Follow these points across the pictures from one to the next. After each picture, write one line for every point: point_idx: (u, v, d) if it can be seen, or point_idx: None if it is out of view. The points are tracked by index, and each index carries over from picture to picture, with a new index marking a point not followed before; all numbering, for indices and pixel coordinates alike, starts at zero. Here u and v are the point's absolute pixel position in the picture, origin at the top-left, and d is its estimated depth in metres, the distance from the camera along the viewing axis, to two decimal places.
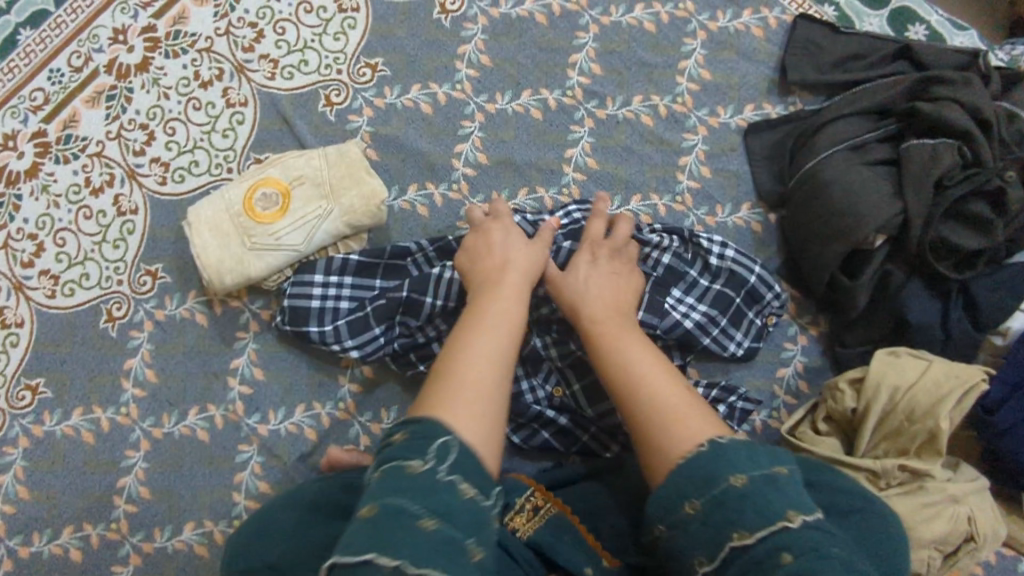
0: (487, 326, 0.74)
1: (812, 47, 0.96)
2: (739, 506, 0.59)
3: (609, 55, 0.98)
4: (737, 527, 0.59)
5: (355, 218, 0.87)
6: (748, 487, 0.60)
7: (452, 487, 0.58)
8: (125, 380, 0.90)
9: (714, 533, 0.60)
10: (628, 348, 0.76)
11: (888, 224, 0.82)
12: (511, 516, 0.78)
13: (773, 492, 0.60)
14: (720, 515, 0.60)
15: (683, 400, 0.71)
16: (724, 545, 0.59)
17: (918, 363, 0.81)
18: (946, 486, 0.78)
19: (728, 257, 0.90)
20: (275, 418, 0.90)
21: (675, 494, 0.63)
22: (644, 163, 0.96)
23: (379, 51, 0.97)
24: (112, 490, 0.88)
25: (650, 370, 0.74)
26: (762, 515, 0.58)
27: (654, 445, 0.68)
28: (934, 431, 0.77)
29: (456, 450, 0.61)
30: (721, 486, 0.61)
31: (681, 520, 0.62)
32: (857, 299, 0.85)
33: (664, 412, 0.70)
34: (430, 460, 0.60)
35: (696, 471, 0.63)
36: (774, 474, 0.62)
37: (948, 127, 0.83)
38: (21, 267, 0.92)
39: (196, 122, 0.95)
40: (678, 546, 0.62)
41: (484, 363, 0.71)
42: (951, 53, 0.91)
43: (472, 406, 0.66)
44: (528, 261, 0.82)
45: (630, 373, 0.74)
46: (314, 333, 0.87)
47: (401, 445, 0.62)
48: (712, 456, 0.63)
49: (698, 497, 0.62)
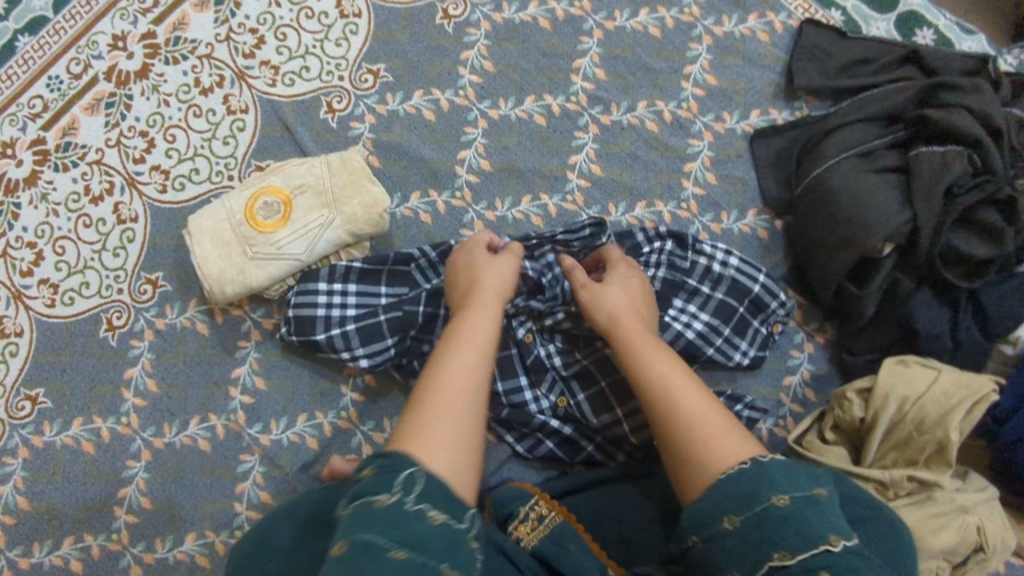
0: (461, 348, 0.72)
1: (819, 53, 0.95)
2: (780, 526, 0.58)
3: (614, 61, 0.97)
4: (778, 548, 0.58)
5: (357, 227, 0.86)
6: (790, 508, 0.59)
7: (423, 517, 0.56)
8: (126, 389, 0.89)
9: (752, 551, 0.59)
10: (655, 362, 0.75)
11: (897, 232, 0.81)
12: (516, 525, 0.79)
13: (816, 516, 0.59)
14: (759, 534, 0.59)
15: (716, 416, 0.70)
16: (763, 563, 0.58)
17: (927, 372, 0.80)
18: (956, 497, 0.77)
19: (729, 266, 0.89)
20: (277, 428, 0.89)
21: (713, 508, 0.62)
22: (648, 169, 0.96)
23: (382, 57, 0.96)
24: (112, 500, 0.87)
25: (681, 385, 0.73)
26: (806, 539, 0.57)
27: (693, 466, 0.67)
28: (943, 441, 0.76)
29: (425, 480, 0.59)
30: (763, 505, 0.60)
31: (716, 533, 0.61)
32: (865, 307, 0.84)
33: (704, 428, 0.69)
34: (397, 492, 0.57)
35: (738, 487, 0.62)
36: (815, 495, 0.61)
37: (957, 133, 0.81)
38: (19, 275, 0.91)
39: (197, 130, 0.94)
40: (713, 559, 0.61)
41: (459, 387, 0.69)
42: (959, 59, 0.90)
43: (444, 435, 0.64)
44: (501, 279, 0.80)
45: (659, 390, 0.73)
46: (323, 340, 0.85)
47: (369, 480, 0.59)
48: (754, 475, 0.62)
49: (739, 513, 0.61)
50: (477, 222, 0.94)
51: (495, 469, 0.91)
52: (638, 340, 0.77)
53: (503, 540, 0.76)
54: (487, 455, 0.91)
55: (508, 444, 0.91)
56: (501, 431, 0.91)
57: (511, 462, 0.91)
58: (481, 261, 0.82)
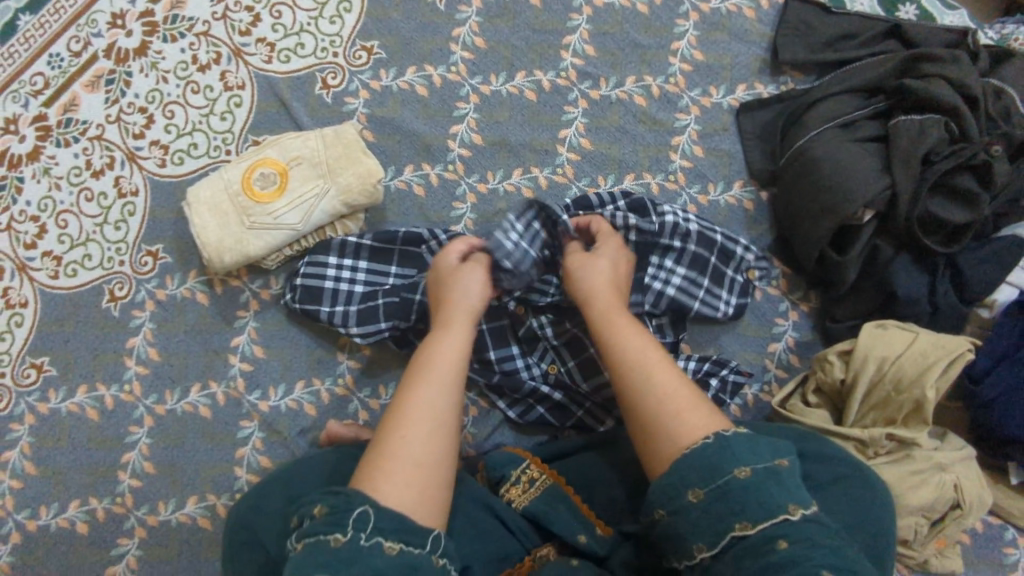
0: (429, 374, 0.72)
1: (803, 27, 0.97)
2: (743, 497, 0.58)
3: (603, 37, 0.99)
4: (740, 518, 0.58)
5: (351, 197, 0.89)
6: (753, 479, 0.59)
7: (379, 550, 0.58)
8: (128, 358, 0.92)
9: (716, 522, 0.59)
10: (626, 339, 0.75)
11: (877, 199, 0.83)
12: (507, 488, 0.81)
13: (775, 485, 0.59)
14: (722, 504, 0.59)
15: (685, 392, 0.70)
16: (726, 534, 0.58)
17: (905, 334, 0.82)
18: (933, 455, 0.79)
19: (693, 222, 0.90)
20: (275, 394, 0.91)
21: (677, 480, 0.62)
22: (637, 143, 0.98)
23: (375, 34, 0.98)
24: (116, 465, 0.90)
25: (652, 364, 0.73)
26: (767, 510, 0.58)
27: (658, 441, 0.67)
28: (920, 400, 0.79)
29: (382, 516, 0.60)
30: (726, 477, 0.60)
31: (680, 505, 0.61)
32: (846, 273, 0.86)
33: (674, 404, 0.68)
34: (351, 531, 0.58)
35: (703, 458, 0.62)
36: (775, 466, 0.61)
37: (935, 103, 0.84)
38: (23, 248, 0.94)
39: (195, 105, 0.96)
40: (678, 529, 0.61)
41: (423, 414, 0.69)
42: (940, 32, 0.92)
43: (408, 467, 0.65)
44: (469, 293, 0.79)
45: (629, 367, 0.73)
46: (326, 313, 0.89)
47: (321, 519, 0.59)
48: (717, 446, 0.62)
49: (703, 485, 0.60)
50: (469, 195, 0.96)
51: (487, 434, 0.93)
52: (609, 319, 0.78)
53: (495, 502, 0.79)
54: (480, 420, 0.94)
55: (501, 410, 0.93)
56: (493, 397, 0.93)
57: (503, 428, 0.94)
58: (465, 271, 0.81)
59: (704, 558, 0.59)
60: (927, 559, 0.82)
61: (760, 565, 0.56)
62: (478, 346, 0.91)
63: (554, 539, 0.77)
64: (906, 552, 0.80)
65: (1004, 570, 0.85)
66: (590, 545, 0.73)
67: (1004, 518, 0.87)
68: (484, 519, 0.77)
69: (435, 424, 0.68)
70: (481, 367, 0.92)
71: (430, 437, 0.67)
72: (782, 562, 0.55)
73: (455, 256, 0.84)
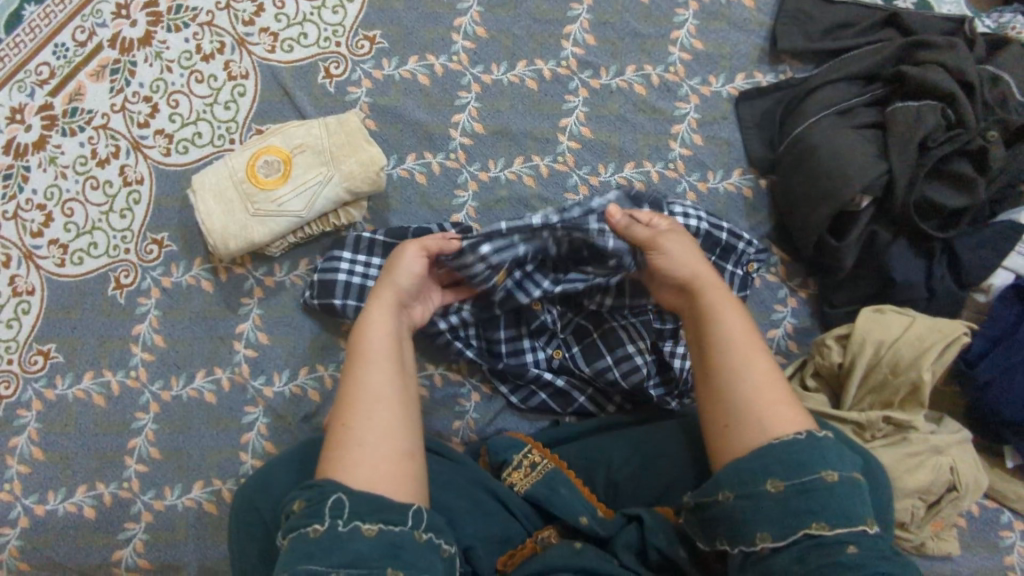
0: (365, 359, 0.71)
1: (801, 16, 0.98)
2: (825, 498, 0.57)
3: (603, 26, 1.00)
4: (817, 518, 0.57)
5: (355, 185, 0.90)
6: (838, 485, 0.58)
7: (358, 533, 0.58)
8: (134, 344, 0.93)
9: (789, 515, 0.58)
10: (726, 317, 0.71)
11: (874, 184, 0.84)
12: (510, 472, 0.82)
13: (857, 496, 0.58)
14: (800, 501, 0.58)
15: (774, 382, 0.66)
16: (799, 530, 0.57)
17: (902, 318, 0.84)
18: (930, 437, 0.80)
19: (701, 224, 0.91)
20: (279, 380, 0.92)
21: (757, 467, 0.60)
22: (637, 131, 0.99)
23: (377, 23, 0.99)
24: (123, 450, 0.91)
25: (746, 347, 0.69)
26: (845, 517, 0.57)
27: (738, 429, 0.64)
28: (917, 381, 0.80)
29: (352, 500, 0.60)
30: (811, 475, 0.58)
31: (753, 492, 0.59)
32: (843, 258, 0.87)
33: (770, 393, 0.65)
34: (328, 519, 0.59)
35: (791, 452, 0.60)
36: (857, 479, 0.60)
37: (932, 89, 0.85)
38: (30, 236, 0.95)
39: (199, 95, 0.97)
40: (742, 514, 0.59)
41: (374, 399, 0.68)
42: (937, 20, 0.93)
43: (365, 451, 0.65)
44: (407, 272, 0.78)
45: (723, 349, 0.69)
46: (338, 305, 0.89)
47: (301, 513, 0.60)
48: (807, 443, 0.60)
49: (785, 478, 0.59)
50: (471, 183, 0.97)
51: (489, 419, 0.94)
52: (710, 295, 0.74)
53: (498, 487, 0.80)
54: (482, 405, 0.95)
55: (502, 395, 0.94)
56: (495, 382, 0.94)
57: (505, 413, 0.95)
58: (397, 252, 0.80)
59: (764, 548, 0.58)
60: (924, 543, 0.81)
61: (829, 560, 0.56)
62: (488, 328, 0.93)
63: (556, 523, 0.78)
64: (903, 534, 0.80)
65: (1000, 553, 0.84)
66: (591, 526, 0.73)
67: (1000, 501, 0.87)
68: (486, 502, 0.78)
69: (384, 404, 0.68)
70: (488, 352, 0.93)
71: (379, 417, 0.67)
72: (850, 564, 0.55)
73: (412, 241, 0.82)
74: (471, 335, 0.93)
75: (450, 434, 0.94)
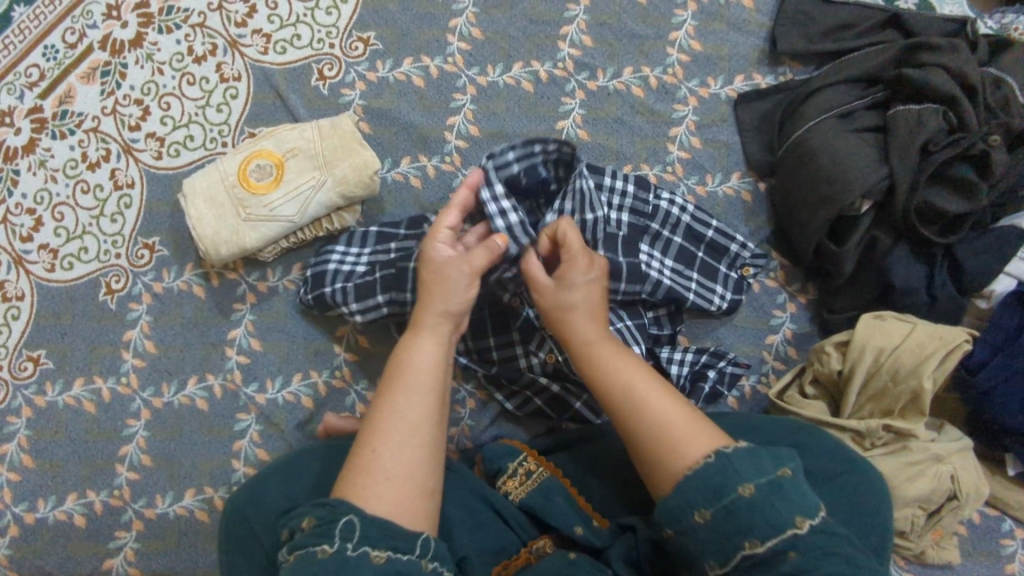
0: (403, 379, 0.70)
1: (801, 17, 0.97)
2: (749, 516, 0.56)
3: (601, 27, 0.99)
4: (748, 536, 0.56)
5: (348, 189, 0.89)
6: (758, 497, 0.56)
7: (366, 560, 0.57)
8: (125, 351, 0.92)
9: (727, 540, 0.57)
10: (612, 363, 0.72)
11: (874, 189, 0.83)
12: (505, 480, 0.80)
13: (779, 501, 0.56)
14: (729, 525, 0.57)
15: (677, 407, 0.67)
16: (736, 553, 0.56)
17: (902, 326, 0.82)
18: (930, 446, 0.79)
19: (685, 213, 0.93)
20: (272, 387, 0.91)
21: (683, 501, 0.59)
22: (634, 134, 0.97)
23: (372, 24, 0.98)
24: (114, 458, 0.90)
25: (635, 382, 0.70)
26: (773, 527, 0.55)
27: (659, 456, 0.64)
28: (917, 390, 0.78)
29: (363, 524, 0.59)
30: (731, 497, 0.57)
31: (688, 527, 0.59)
32: (844, 263, 0.86)
33: (679, 423, 0.65)
34: (337, 541, 0.58)
35: (708, 479, 0.59)
36: (778, 479, 0.58)
37: (933, 93, 0.83)
38: (19, 241, 0.94)
39: (191, 97, 0.96)
40: (687, 549, 0.59)
41: (398, 429, 0.67)
42: (940, 21, 0.92)
43: (385, 479, 0.64)
44: (455, 293, 0.74)
45: (622, 397, 0.69)
46: (329, 293, 0.88)
47: (309, 531, 0.59)
48: (718, 468, 0.59)
49: (710, 506, 0.58)
50: None
51: (484, 427, 0.93)
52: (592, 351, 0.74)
53: (492, 497, 0.79)
54: (477, 412, 0.94)
55: (498, 402, 0.93)
56: (490, 389, 0.93)
57: (500, 420, 0.94)
58: (434, 264, 0.75)
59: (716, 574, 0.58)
60: (923, 551, 0.81)
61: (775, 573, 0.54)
62: (478, 336, 0.91)
63: (550, 531, 0.76)
64: (902, 543, 0.80)
65: (1000, 561, 0.84)
66: (586, 537, 0.72)
67: (1001, 509, 0.86)
68: (480, 511, 0.77)
69: (411, 430, 0.67)
70: (480, 357, 0.92)
71: (398, 451, 0.65)
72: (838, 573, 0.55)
73: (437, 272, 0.75)
74: (460, 345, 0.92)
75: (445, 441, 0.93)
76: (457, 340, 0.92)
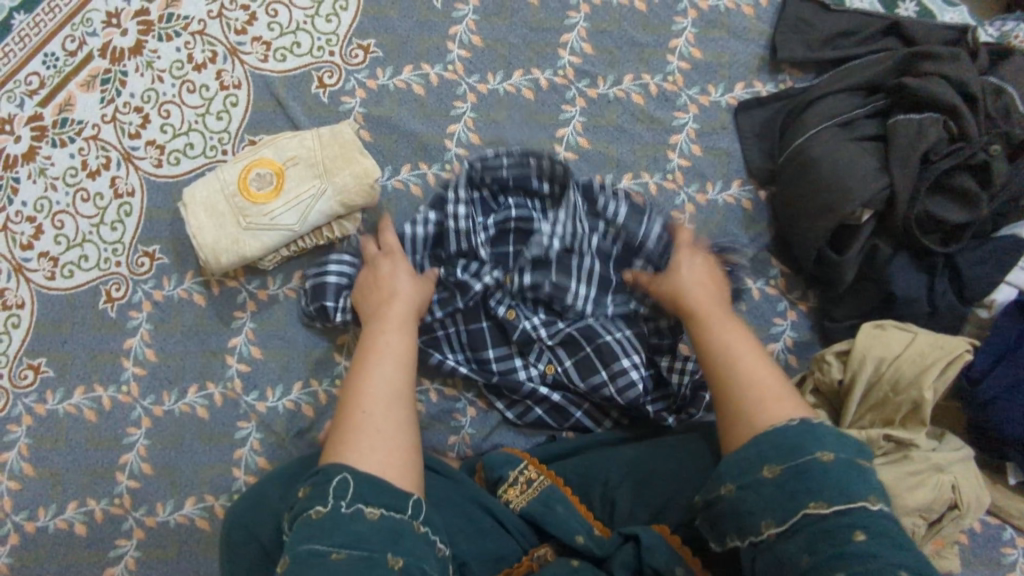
0: (379, 358, 0.78)
1: (801, 25, 0.97)
2: (821, 478, 0.59)
3: (600, 35, 0.99)
4: (814, 497, 0.58)
5: (348, 198, 0.89)
6: (834, 465, 0.60)
7: (360, 515, 0.61)
8: (126, 359, 0.92)
9: (789, 498, 0.59)
10: (715, 323, 0.79)
11: (875, 199, 0.83)
12: (506, 489, 0.81)
13: (856, 477, 0.59)
14: (796, 484, 0.59)
15: (770, 373, 0.73)
16: (797, 513, 0.58)
17: (903, 335, 0.82)
18: (931, 455, 0.78)
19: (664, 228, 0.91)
20: (273, 395, 0.91)
21: (752, 456, 0.63)
22: (634, 142, 0.97)
23: (372, 32, 0.98)
24: (114, 467, 0.90)
25: (733, 338, 0.76)
26: (843, 496, 0.58)
27: (743, 406, 0.70)
28: (918, 400, 0.78)
29: (356, 481, 0.64)
30: (806, 456, 0.60)
31: (753, 480, 0.62)
32: (844, 273, 0.86)
33: (774, 389, 0.70)
34: (330, 501, 0.62)
35: (785, 438, 0.63)
36: (860, 463, 0.61)
37: (934, 102, 0.83)
38: (20, 249, 0.94)
39: (191, 105, 0.96)
40: (746, 505, 0.61)
41: (379, 397, 0.74)
42: (939, 30, 0.92)
43: (376, 437, 0.70)
44: (410, 290, 0.86)
45: (721, 352, 0.76)
46: (330, 308, 0.89)
47: (305, 499, 0.63)
48: (799, 429, 0.63)
49: (779, 462, 0.61)
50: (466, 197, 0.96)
51: (485, 435, 0.93)
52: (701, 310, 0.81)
53: (492, 505, 0.79)
54: (478, 420, 0.93)
55: (498, 411, 0.93)
56: (491, 397, 0.93)
57: (501, 429, 0.93)
58: (398, 270, 0.87)
59: (771, 535, 0.59)
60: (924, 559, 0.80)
61: (837, 551, 0.55)
62: (476, 346, 0.91)
63: (551, 539, 0.76)
64: None
65: (1001, 570, 0.84)
66: (587, 545, 0.71)
67: (1002, 518, 0.86)
68: (481, 518, 0.77)
69: (392, 400, 0.74)
70: (478, 366, 0.92)
71: (380, 416, 0.72)
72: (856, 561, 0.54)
73: (388, 275, 0.87)
74: (460, 355, 0.92)
75: (445, 449, 0.93)
76: (457, 348, 0.92)
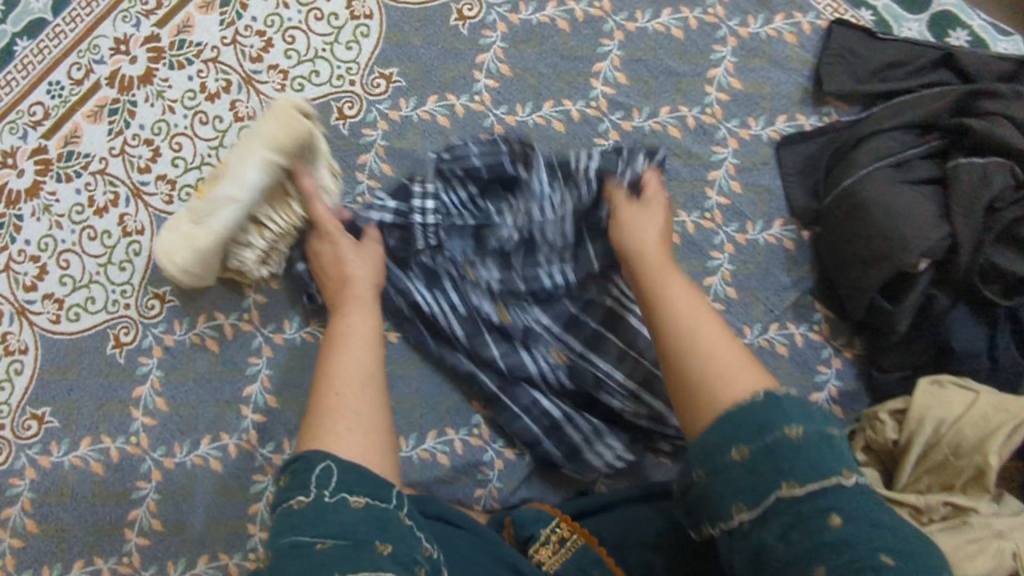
0: (347, 342, 0.73)
1: (848, 55, 0.92)
2: (793, 456, 0.53)
3: (635, 64, 0.94)
4: (786, 477, 0.53)
5: (279, 144, 0.80)
6: (805, 441, 0.53)
7: (344, 504, 0.56)
8: (135, 409, 0.87)
9: (760, 481, 0.53)
10: (666, 284, 0.73)
11: (936, 248, 0.78)
12: (537, 548, 0.75)
13: (826, 451, 0.54)
14: (766, 463, 0.53)
15: (726, 341, 0.64)
16: (771, 493, 0.53)
17: (965, 394, 0.77)
18: (992, 522, 0.70)
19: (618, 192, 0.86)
20: (289, 447, 0.86)
21: (719, 437, 0.56)
22: (670, 177, 0.92)
23: (395, 60, 0.93)
24: (122, 522, 0.85)
25: (689, 311, 0.68)
26: (820, 472, 0.52)
27: (709, 381, 0.61)
28: (982, 467, 0.73)
29: (339, 468, 0.59)
30: (775, 435, 0.54)
31: (723, 462, 0.55)
32: (898, 324, 0.81)
33: (731, 359, 0.62)
34: (313, 490, 0.57)
35: (750, 414, 0.55)
36: (830, 435, 0.55)
37: (998, 146, 0.79)
38: (23, 291, 0.89)
39: (203, 137, 0.91)
40: (716, 494, 0.55)
41: (353, 376, 0.70)
42: (996, 61, 0.87)
43: (352, 417, 0.65)
44: (365, 269, 0.81)
45: (676, 319, 0.68)
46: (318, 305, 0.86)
47: (285, 488, 0.59)
48: (764, 403, 0.56)
49: (750, 442, 0.54)
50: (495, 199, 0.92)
51: (513, 488, 0.88)
52: (657, 269, 0.76)
53: (520, 562, 0.72)
54: (506, 473, 0.88)
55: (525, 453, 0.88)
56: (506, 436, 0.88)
57: (529, 481, 0.88)
58: (342, 250, 0.82)
59: (743, 522, 0.54)
60: None
61: (815, 543, 0.50)
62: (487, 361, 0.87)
63: None
64: None
65: None
66: None
67: None
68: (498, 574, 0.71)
69: (366, 380, 0.70)
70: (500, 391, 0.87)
71: (354, 395, 0.67)
72: None
73: (340, 254, 0.82)
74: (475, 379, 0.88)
75: (471, 502, 0.88)
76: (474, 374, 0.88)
